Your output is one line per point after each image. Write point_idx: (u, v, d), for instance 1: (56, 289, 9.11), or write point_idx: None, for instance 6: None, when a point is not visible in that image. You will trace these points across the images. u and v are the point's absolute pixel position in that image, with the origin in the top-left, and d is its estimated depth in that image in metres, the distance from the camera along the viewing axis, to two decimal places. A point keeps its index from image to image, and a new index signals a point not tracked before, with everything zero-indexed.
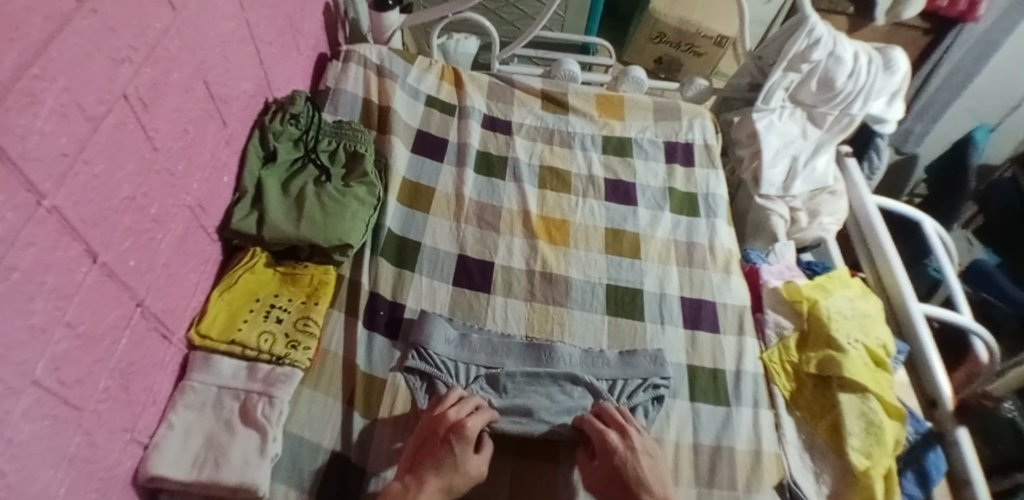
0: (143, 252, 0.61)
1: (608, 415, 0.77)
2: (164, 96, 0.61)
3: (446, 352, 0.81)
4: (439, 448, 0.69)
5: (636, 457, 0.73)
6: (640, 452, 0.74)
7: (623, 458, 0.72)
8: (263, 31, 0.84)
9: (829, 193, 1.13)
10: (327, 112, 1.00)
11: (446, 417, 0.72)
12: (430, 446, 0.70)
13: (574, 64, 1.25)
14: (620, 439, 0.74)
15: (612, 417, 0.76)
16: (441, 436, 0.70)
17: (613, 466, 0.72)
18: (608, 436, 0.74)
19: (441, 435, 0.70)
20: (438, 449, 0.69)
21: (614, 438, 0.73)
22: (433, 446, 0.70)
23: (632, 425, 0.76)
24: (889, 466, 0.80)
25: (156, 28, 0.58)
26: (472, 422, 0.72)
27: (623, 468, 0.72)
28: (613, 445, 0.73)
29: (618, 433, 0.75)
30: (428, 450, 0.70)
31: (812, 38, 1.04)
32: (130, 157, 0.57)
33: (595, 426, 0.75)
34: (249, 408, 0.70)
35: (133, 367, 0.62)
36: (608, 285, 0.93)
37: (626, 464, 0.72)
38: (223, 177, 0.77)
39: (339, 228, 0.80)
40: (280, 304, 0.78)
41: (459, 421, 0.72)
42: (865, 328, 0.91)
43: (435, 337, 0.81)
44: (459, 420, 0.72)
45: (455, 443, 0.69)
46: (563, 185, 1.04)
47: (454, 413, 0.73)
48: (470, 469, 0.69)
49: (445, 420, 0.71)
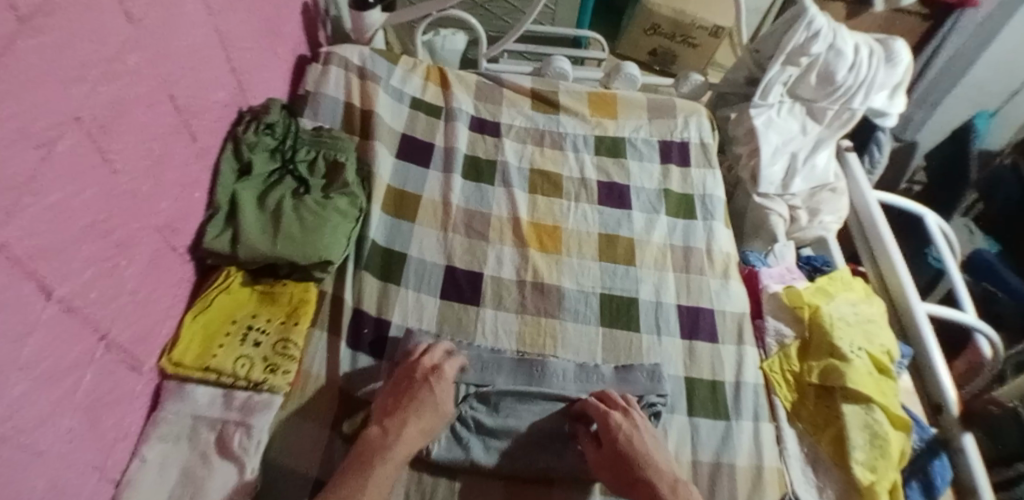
0: (106, 282, 0.57)
1: (612, 397, 0.76)
2: (125, 114, 0.57)
3: None
4: (416, 390, 0.71)
5: (638, 436, 0.72)
6: (639, 429, 0.73)
7: (626, 435, 0.72)
8: (236, 36, 0.80)
9: (830, 190, 1.09)
10: (306, 118, 0.96)
11: (422, 362, 0.74)
12: (410, 387, 0.72)
13: (565, 61, 1.20)
14: (624, 418, 0.73)
15: (615, 400, 0.75)
16: (420, 378, 0.72)
17: (618, 446, 0.71)
18: (612, 414, 0.73)
19: (418, 378, 0.72)
20: (416, 393, 0.71)
21: (617, 418, 0.73)
22: (414, 388, 0.71)
23: (635, 410, 0.75)
24: (894, 480, 0.78)
25: (113, 42, 0.53)
26: (447, 366, 0.75)
27: (627, 446, 0.71)
28: (617, 422, 0.73)
29: (623, 414, 0.74)
30: (408, 391, 0.71)
31: (812, 30, 1.00)
32: (89, 183, 0.53)
33: (599, 406, 0.74)
34: (226, 440, 0.67)
35: (99, 402, 0.58)
36: (602, 294, 0.90)
37: (629, 440, 0.71)
38: (195, 194, 0.73)
39: (319, 243, 0.76)
40: (258, 326, 0.75)
41: (434, 367, 0.74)
42: (869, 335, 0.87)
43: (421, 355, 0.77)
44: (433, 366, 0.74)
45: (434, 385, 0.72)
46: (554, 188, 1.01)
47: (428, 358, 0.75)
48: (443, 408, 0.72)
49: (422, 364, 0.74)
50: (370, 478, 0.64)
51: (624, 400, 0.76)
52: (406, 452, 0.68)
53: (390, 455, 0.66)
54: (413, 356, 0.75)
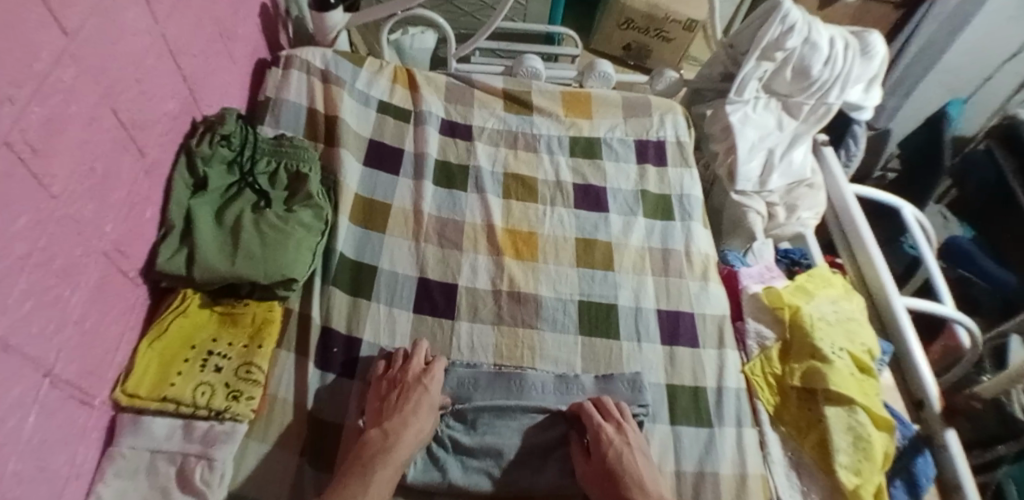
0: (48, 315, 0.53)
1: (607, 405, 0.75)
2: (61, 133, 0.52)
3: None
4: (412, 391, 0.71)
5: (629, 454, 0.71)
6: (631, 446, 0.72)
7: (616, 450, 0.70)
8: (186, 43, 0.75)
9: (807, 186, 1.08)
10: (267, 125, 0.92)
11: (413, 366, 0.74)
12: (408, 387, 0.71)
13: (537, 59, 1.18)
14: (616, 433, 0.72)
15: (610, 412, 0.74)
16: (412, 380, 0.72)
17: (607, 461, 0.70)
18: (604, 428, 0.72)
19: (412, 380, 0.72)
20: (411, 393, 0.71)
21: (609, 432, 0.72)
22: (409, 388, 0.71)
23: (628, 424, 0.74)
24: (878, 482, 0.77)
25: (45, 58, 0.49)
26: (438, 366, 0.75)
27: (614, 460, 0.70)
28: (609, 440, 0.71)
29: (614, 427, 0.73)
30: (402, 392, 0.71)
31: (786, 25, 0.98)
32: (23, 209, 0.48)
33: (593, 420, 0.73)
34: (187, 472, 0.64)
35: (47, 443, 0.53)
36: (580, 301, 0.88)
37: (618, 457, 0.70)
38: (145, 212, 0.69)
39: (282, 260, 0.73)
40: (219, 350, 0.71)
41: (424, 369, 0.75)
42: (850, 333, 0.86)
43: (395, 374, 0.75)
44: (424, 368, 0.75)
45: (428, 385, 0.72)
46: (529, 192, 0.98)
47: (416, 363, 0.75)
48: (436, 405, 0.73)
49: (413, 367, 0.74)
50: (371, 483, 0.63)
51: (618, 414, 0.75)
52: (406, 454, 0.67)
53: (390, 457, 0.66)
54: (396, 362, 0.75)
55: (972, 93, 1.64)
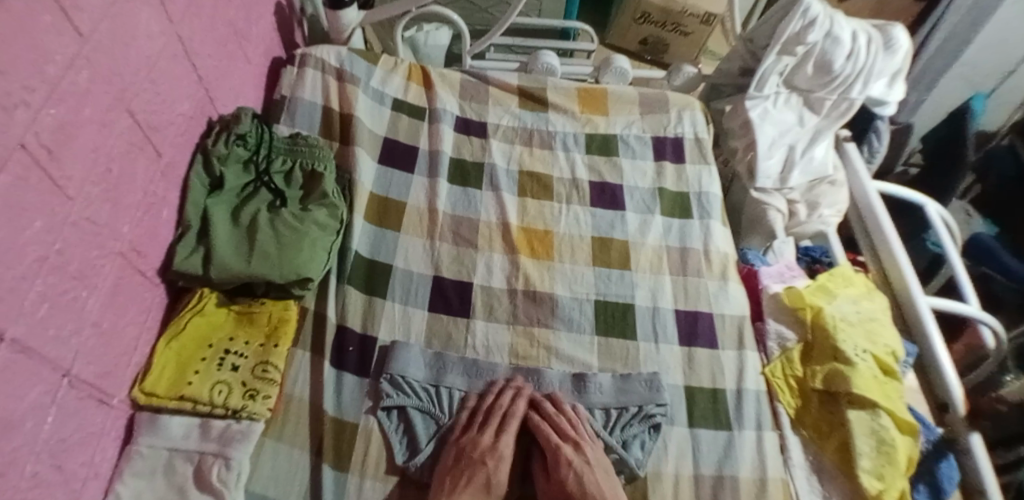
0: (65, 317, 0.53)
1: (568, 416, 0.75)
2: (76, 136, 0.52)
3: (420, 377, 0.76)
4: (472, 471, 0.68)
5: (590, 477, 0.70)
6: (596, 468, 0.71)
7: (575, 474, 0.69)
8: (199, 43, 0.75)
9: (829, 183, 1.06)
10: (282, 124, 0.92)
11: (481, 440, 0.71)
12: (470, 463, 0.69)
13: (552, 55, 1.16)
14: (575, 453, 0.71)
15: (563, 431, 0.73)
16: (476, 457, 0.69)
17: (562, 483, 0.69)
18: (562, 448, 0.71)
19: (477, 458, 0.69)
20: (472, 474, 0.68)
21: (568, 451, 0.71)
22: (470, 466, 0.68)
23: (588, 445, 0.73)
24: (902, 488, 0.75)
25: (58, 60, 0.49)
26: (507, 442, 0.72)
27: (569, 482, 0.69)
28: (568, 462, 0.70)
29: (572, 444, 0.72)
30: (465, 472, 0.68)
31: (808, 18, 0.96)
32: (39, 213, 0.48)
33: (550, 438, 0.73)
34: (204, 472, 0.64)
35: (65, 443, 0.53)
36: (596, 301, 0.87)
37: (579, 481, 0.69)
38: (161, 213, 0.69)
39: (297, 260, 0.73)
40: (235, 350, 0.71)
41: (494, 443, 0.71)
42: (873, 334, 0.84)
43: (406, 363, 0.76)
44: (492, 442, 0.71)
45: (491, 469, 0.69)
46: (544, 190, 0.97)
47: (486, 436, 0.71)
48: (496, 485, 0.69)
49: (481, 442, 0.71)
50: None
51: (574, 422, 0.75)
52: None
53: None
54: (474, 425, 0.73)
55: (994, 88, 1.57)
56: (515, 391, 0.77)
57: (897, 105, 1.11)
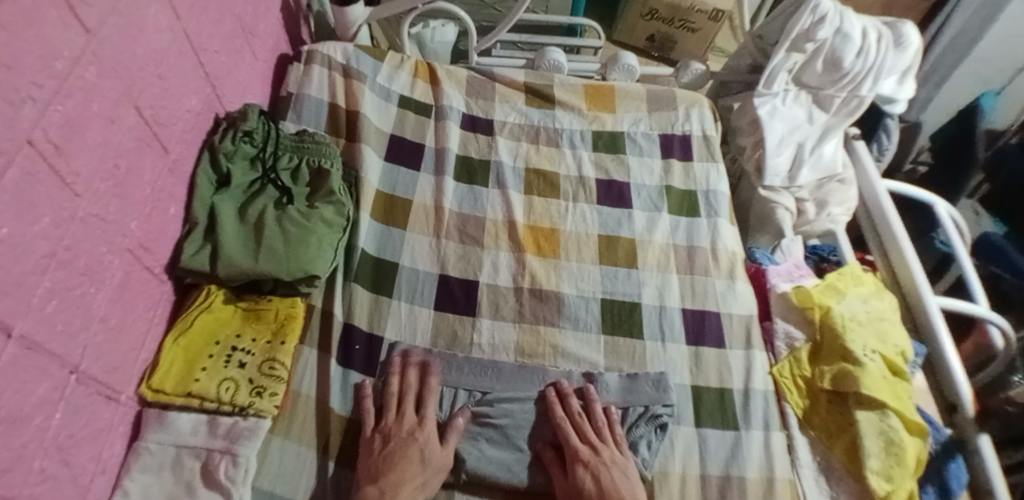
0: (73, 312, 0.53)
1: (595, 418, 0.74)
2: (84, 131, 0.52)
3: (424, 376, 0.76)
4: (407, 450, 0.68)
5: (608, 479, 0.69)
6: (617, 472, 0.70)
7: (593, 478, 0.69)
8: (206, 39, 0.75)
9: (838, 181, 1.04)
10: (289, 121, 0.92)
11: (403, 422, 0.71)
12: (401, 442, 0.69)
13: (560, 52, 1.15)
14: (592, 454, 0.71)
15: (586, 433, 0.72)
16: (405, 436, 0.69)
17: (577, 486, 0.68)
18: (580, 450, 0.70)
19: (404, 437, 0.69)
20: (402, 451, 0.68)
21: (586, 453, 0.70)
22: (401, 444, 0.68)
23: (607, 449, 0.72)
24: (911, 489, 0.75)
25: (66, 56, 0.49)
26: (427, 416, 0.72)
27: (586, 486, 0.68)
28: (585, 465, 0.69)
29: (589, 448, 0.71)
30: (396, 451, 0.68)
31: (817, 14, 0.95)
32: (47, 208, 0.48)
33: (571, 438, 0.71)
34: (211, 468, 0.64)
35: (73, 439, 0.54)
36: (602, 299, 0.86)
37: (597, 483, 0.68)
38: (169, 209, 0.69)
39: (303, 257, 0.73)
40: (243, 347, 0.72)
41: (418, 422, 0.71)
42: (883, 334, 0.84)
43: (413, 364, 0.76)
44: (415, 420, 0.72)
45: (422, 443, 0.69)
46: (551, 188, 0.97)
47: (408, 416, 0.71)
48: (433, 460, 0.68)
49: (405, 424, 0.70)
50: None
51: (597, 425, 0.74)
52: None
53: None
54: (391, 404, 0.72)
55: (1005, 85, 1.55)
56: (416, 368, 0.76)
57: (908, 103, 1.10)
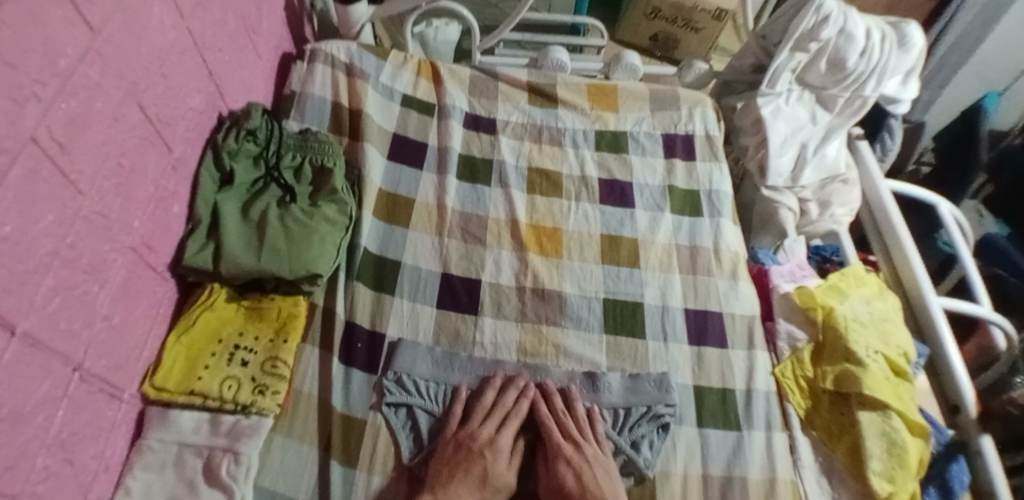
0: (76, 310, 0.53)
1: (579, 416, 0.75)
2: (88, 129, 0.52)
3: (424, 373, 0.76)
4: (473, 464, 0.69)
5: (590, 476, 0.70)
6: (601, 470, 0.71)
7: (574, 476, 0.69)
8: (210, 38, 0.75)
9: (841, 181, 1.04)
10: (292, 120, 0.92)
11: (480, 432, 0.71)
12: (470, 456, 0.69)
13: (563, 50, 1.15)
14: (575, 453, 0.71)
15: (568, 429, 0.74)
16: (475, 450, 0.70)
17: (561, 483, 0.70)
18: (562, 447, 0.72)
19: (476, 450, 0.70)
20: (471, 465, 0.68)
21: (568, 449, 0.71)
22: (471, 458, 0.69)
23: (592, 449, 0.73)
24: (913, 490, 0.75)
25: (70, 54, 0.49)
26: (504, 435, 0.72)
27: (568, 482, 0.69)
28: (566, 462, 0.71)
29: (573, 446, 0.72)
30: (463, 462, 0.69)
31: (821, 14, 0.95)
32: (50, 206, 0.48)
33: (551, 434, 0.73)
34: (213, 466, 0.64)
35: (76, 436, 0.54)
36: (604, 299, 0.86)
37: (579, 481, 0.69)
38: (171, 208, 0.69)
39: (306, 256, 0.73)
40: (245, 345, 0.72)
41: (493, 437, 0.72)
42: (886, 336, 0.84)
43: (414, 360, 0.76)
44: (490, 435, 0.72)
45: (489, 460, 0.69)
46: (554, 188, 0.97)
47: (485, 428, 0.72)
48: (496, 479, 0.69)
49: (480, 434, 0.71)
50: None
51: (580, 421, 0.75)
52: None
53: None
54: (475, 419, 0.73)
55: (1008, 85, 1.54)
56: (517, 390, 0.76)
57: (910, 103, 1.10)
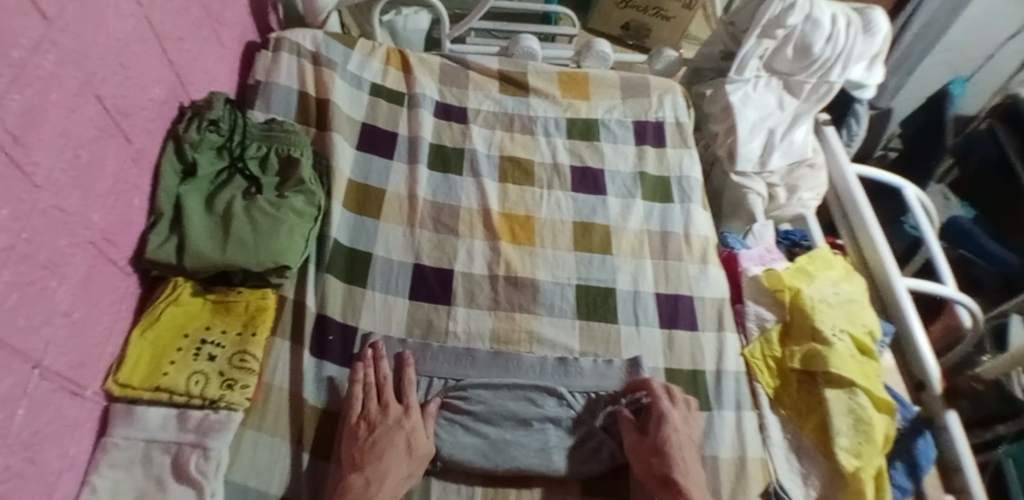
0: (35, 307, 0.52)
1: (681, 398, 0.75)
2: (44, 121, 0.51)
3: None
4: (393, 438, 0.67)
5: (685, 446, 0.71)
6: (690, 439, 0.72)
7: (676, 439, 0.70)
8: (171, 27, 0.73)
9: (808, 166, 1.06)
10: (257, 110, 0.91)
11: (388, 404, 0.70)
12: (387, 430, 0.67)
13: (533, 39, 1.15)
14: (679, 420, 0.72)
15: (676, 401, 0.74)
16: (392, 423, 0.68)
17: (664, 439, 0.70)
18: (669, 414, 0.72)
19: (391, 423, 0.68)
20: (392, 439, 0.67)
21: (674, 418, 0.72)
22: (386, 432, 0.67)
23: (691, 416, 0.74)
24: (879, 465, 0.76)
25: (24, 44, 0.47)
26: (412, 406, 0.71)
27: (671, 442, 0.70)
28: (674, 424, 0.71)
29: (680, 414, 0.73)
30: (381, 437, 0.67)
31: (788, 2, 0.97)
32: (5, 200, 0.47)
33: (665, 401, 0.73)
34: (182, 462, 0.63)
35: (38, 436, 0.52)
36: (577, 285, 0.87)
37: (677, 445, 0.70)
38: (133, 201, 0.68)
39: (274, 248, 0.72)
40: (212, 339, 0.70)
41: (404, 410, 0.70)
42: (851, 315, 0.86)
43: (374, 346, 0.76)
44: (403, 409, 0.71)
45: (409, 430, 0.68)
46: (526, 176, 0.97)
47: (392, 402, 0.71)
48: (420, 449, 0.67)
49: (391, 408, 0.70)
50: None
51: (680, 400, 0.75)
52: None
53: None
54: (374, 397, 0.71)
55: (973, 72, 1.59)
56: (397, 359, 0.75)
57: (875, 89, 1.12)
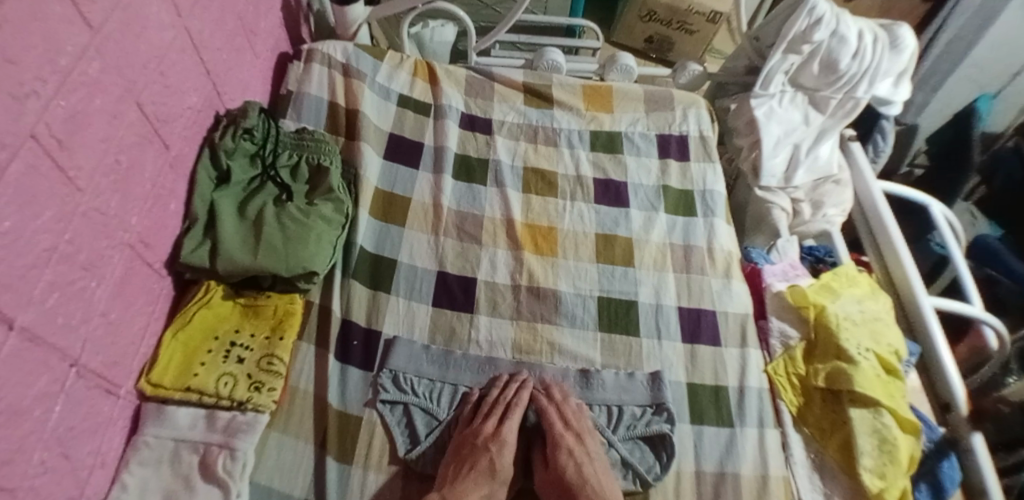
0: (74, 306, 0.53)
1: (570, 409, 0.76)
2: (88, 126, 0.53)
3: (406, 367, 0.76)
4: (479, 460, 0.70)
5: (588, 466, 0.71)
6: (590, 456, 0.73)
7: (574, 464, 0.70)
8: (208, 37, 0.76)
9: (834, 182, 1.06)
10: (289, 119, 0.93)
11: (484, 426, 0.72)
12: (472, 450, 0.71)
13: (558, 52, 1.16)
14: (577, 444, 0.72)
15: (568, 419, 0.75)
16: (480, 444, 0.71)
17: (562, 473, 0.71)
18: (561, 438, 0.73)
19: (479, 444, 0.71)
20: (477, 461, 0.70)
21: (569, 443, 0.72)
22: (473, 452, 0.70)
23: (588, 434, 0.75)
24: (903, 486, 0.75)
25: (70, 51, 0.49)
26: (508, 431, 0.73)
27: (570, 474, 0.70)
28: (569, 454, 0.71)
29: (573, 436, 0.73)
30: (469, 456, 0.70)
31: (814, 17, 0.96)
32: (49, 203, 0.49)
33: (553, 426, 0.74)
34: (209, 462, 0.64)
35: (73, 431, 0.54)
36: (599, 297, 0.87)
37: (578, 472, 0.70)
38: (169, 205, 0.70)
39: (303, 253, 0.74)
40: (241, 342, 0.72)
41: (496, 431, 0.72)
42: (876, 334, 0.85)
43: (396, 352, 0.77)
44: (494, 430, 0.72)
45: (494, 453, 0.71)
46: (549, 188, 0.97)
47: (490, 423, 0.73)
48: (500, 471, 0.71)
49: (484, 429, 0.72)
50: None
51: (577, 424, 0.75)
52: None
53: None
54: (481, 409, 0.75)
55: (1001, 89, 1.53)
56: (449, 386, 0.77)
57: (903, 104, 1.11)
